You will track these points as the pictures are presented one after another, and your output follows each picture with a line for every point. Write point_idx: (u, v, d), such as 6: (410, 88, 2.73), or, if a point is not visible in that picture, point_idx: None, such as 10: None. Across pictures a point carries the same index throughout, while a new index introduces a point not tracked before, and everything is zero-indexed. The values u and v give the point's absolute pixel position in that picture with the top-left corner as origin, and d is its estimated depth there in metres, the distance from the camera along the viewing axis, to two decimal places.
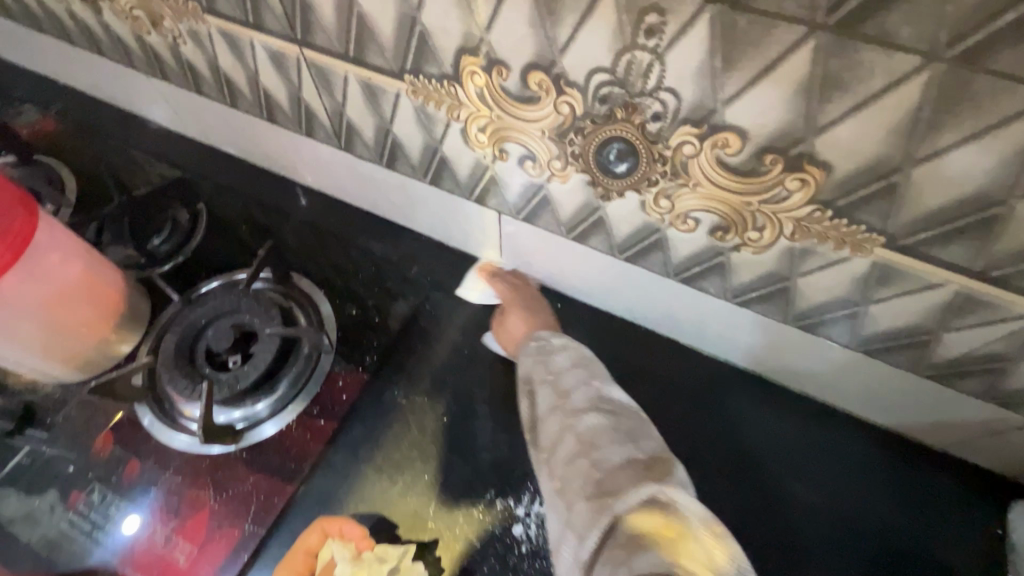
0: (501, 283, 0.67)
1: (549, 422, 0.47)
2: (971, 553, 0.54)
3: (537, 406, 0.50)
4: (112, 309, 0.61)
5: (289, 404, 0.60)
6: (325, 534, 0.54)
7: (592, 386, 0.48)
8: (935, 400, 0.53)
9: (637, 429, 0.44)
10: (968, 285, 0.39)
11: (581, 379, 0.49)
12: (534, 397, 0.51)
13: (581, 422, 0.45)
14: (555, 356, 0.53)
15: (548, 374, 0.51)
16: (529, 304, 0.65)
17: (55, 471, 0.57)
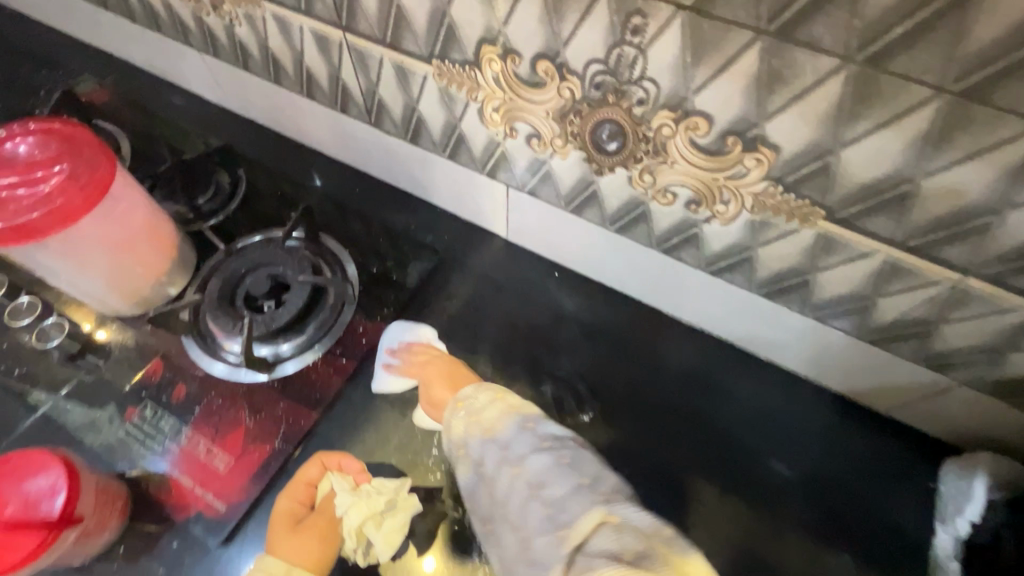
0: (409, 365, 0.68)
1: (497, 478, 0.53)
2: (905, 504, 0.62)
3: (477, 464, 0.55)
4: (168, 254, 0.70)
5: (315, 344, 0.69)
6: (325, 467, 0.63)
7: (527, 432, 0.55)
8: (879, 364, 0.60)
9: (578, 459, 0.52)
10: (893, 253, 0.47)
11: (516, 428, 0.56)
12: (476, 463, 0.55)
13: (528, 469, 0.52)
14: (483, 410, 0.58)
15: (483, 428, 0.57)
16: (446, 371, 0.67)
17: (114, 388, 0.66)
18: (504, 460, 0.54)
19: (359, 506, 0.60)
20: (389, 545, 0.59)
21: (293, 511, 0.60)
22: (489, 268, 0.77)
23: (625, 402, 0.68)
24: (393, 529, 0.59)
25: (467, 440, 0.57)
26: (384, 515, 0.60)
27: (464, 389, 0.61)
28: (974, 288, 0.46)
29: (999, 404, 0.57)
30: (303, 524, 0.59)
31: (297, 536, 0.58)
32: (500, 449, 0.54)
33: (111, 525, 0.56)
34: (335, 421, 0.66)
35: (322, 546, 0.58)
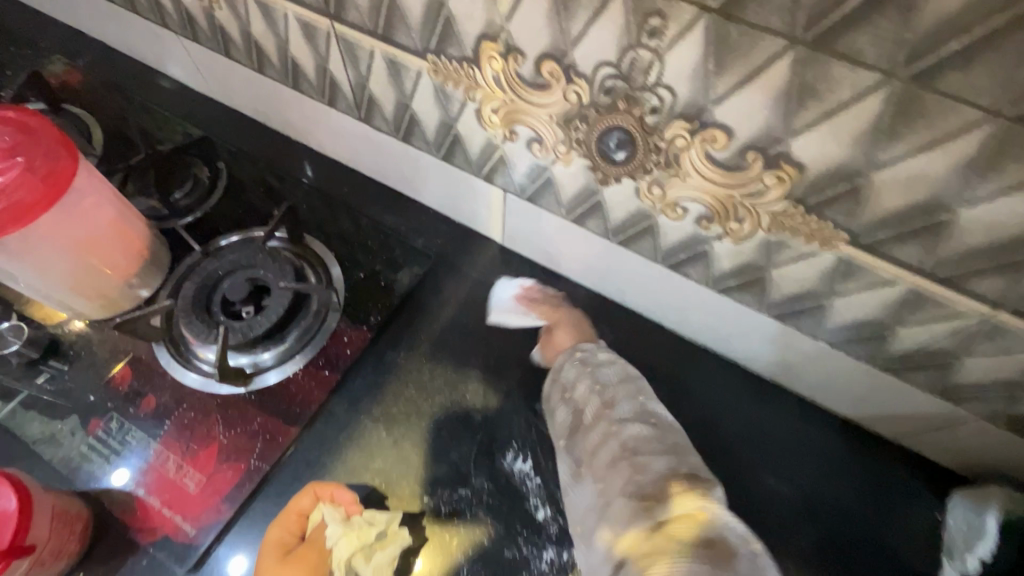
0: (534, 307, 0.69)
1: (592, 429, 0.54)
2: (914, 538, 0.60)
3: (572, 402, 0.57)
4: (137, 255, 0.65)
5: (295, 354, 0.65)
6: (316, 497, 0.56)
7: (638, 401, 0.56)
8: (891, 392, 0.57)
9: (679, 445, 0.52)
10: (920, 283, 0.43)
11: (630, 394, 0.56)
12: (576, 407, 0.56)
13: (625, 430, 0.52)
14: (601, 367, 0.59)
15: (597, 387, 0.57)
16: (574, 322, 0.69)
17: (77, 398, 0.62)
18: (603, 415, 0.54)
19: (350, 538, 0.54)
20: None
21: (282, 541, 0.54)
22: (483, 275, 0.73)
23: None
24: (384, 563, 0.54)
25: (578, 393, 0.57)
26: (375, 549, 0.55)
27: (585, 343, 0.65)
28: (1004, 322, 0.43)
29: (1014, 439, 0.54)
30: (291, 556, 0.53)
31: (283, 570, 0.52)
32: (599, 395, 0.56)
33: (70, 551, 0.52)
34: (315, 438, 0.62)
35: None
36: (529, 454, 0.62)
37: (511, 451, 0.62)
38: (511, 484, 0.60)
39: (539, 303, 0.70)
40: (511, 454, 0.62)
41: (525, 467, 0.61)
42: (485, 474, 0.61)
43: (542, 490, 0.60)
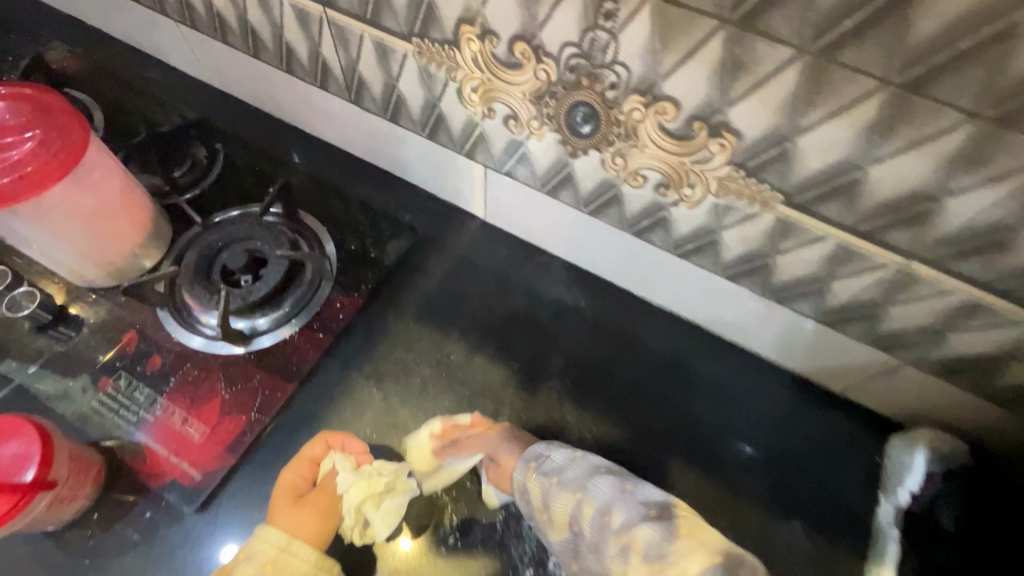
0: (461, 443, 0.63)
1: (605, 543, 0.51)
2: (855, 477, 0.66)
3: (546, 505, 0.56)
4: (142, 227, 0.69)
5: (291, 318, 0.70)
6: (328, 446, 0.63)
7: (627, 493, 0.54)
8: (832, 346, 0.64)
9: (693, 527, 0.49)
10: (844, 238, 0.50)
11: (616, 488, 0.55)
12: (576, 528, 0.54)
13: (636, 534, 0.49)
14: (568, 472, 0.58)
15: (585, 499, 0.55)
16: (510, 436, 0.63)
17: (87, 358, 0.66)
18: (604, 525, 0.52)
19: (360, 486, 0.62)
20: (387, 526, 0.61)
21: (295, 486, 0.61)
22: (467, 248, 0.79)
23: (596, 379, 0.70)
24: (391, 511, 0.61)
25: (552, 495, 0.56)
26: (383, 497, 0.62)
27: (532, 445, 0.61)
28: (916, 272, 0.49)
29: (945, 386, 0.60)
30: (305, 499, 0.60)
31: (298, 510, 0.59)
32: (591, 501, 0.54)
33: (83, 494, 0.57)
34: (310, 394, 0.67)
35: (321, 522, 0.59)
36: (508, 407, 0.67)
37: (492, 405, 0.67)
38: None
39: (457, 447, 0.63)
40: (492, 407, 0.67)
41: (505, 418, 0.67)
42: (468, 424, 0.66)
43: None
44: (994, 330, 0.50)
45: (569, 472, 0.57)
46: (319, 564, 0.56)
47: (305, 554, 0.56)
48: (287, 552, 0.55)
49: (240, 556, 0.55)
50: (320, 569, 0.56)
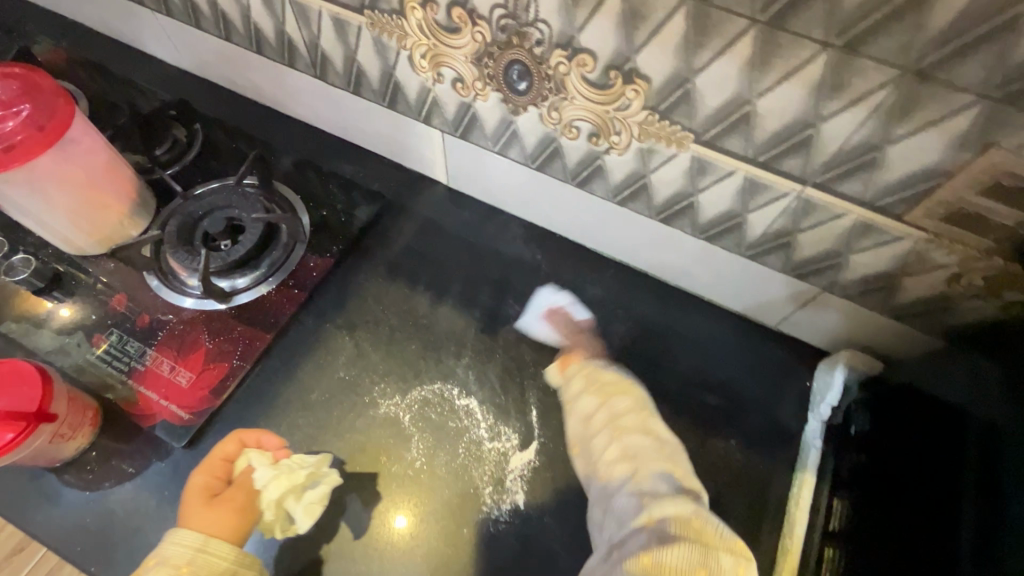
0: (558, 325, 0.75)
1: (605, 443, 0.59)
2: (787, 400, 0.73)
3: (586, 419, 0.62)
4: (128, 194, 0.75)
5: (269, 277, 0.76)
6: (242, 443, 0.62)
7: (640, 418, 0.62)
8: (759, 280, 0.70)
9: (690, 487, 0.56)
10: (750, 170, 0.56)
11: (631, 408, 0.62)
12: (587, 421, 0.62)
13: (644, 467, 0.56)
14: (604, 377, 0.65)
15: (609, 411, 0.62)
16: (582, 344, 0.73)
17: (81, 318, 0.72)
18: (612, 430, 0.60)
19: (280, 481, 0.60)
20: (310, 518, 0.60)
21: (209, 485, 0.59)
22: (431, 211, 0.85)
23: (551, 323, 0.77)
24: (313, 502, 0.61)
25: (594, 414, 0.62)
26: (305, 489, 0.61)
27: (596, 362, 0.68)
28: (813, 197, 0.55)
29: (861, 311, 0.65)
30: (219, 498, 0.58)
31: (212, 509, 0.57)
32: (613, 412, 0.62)
33: (82, 432, 0.63)
34: (288, 344, 0.73)
35: (239, 519, 0.58)
36: (470, 349, 0.74)
37: (455, 349, 0.74)
38: (456, 373, 0.72)
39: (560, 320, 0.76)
40: (454, 351, 0.73)
41: (467, 360, 0.73)
42: (434, 366, 0.72)
43: (481, 376, 0.72)
44: (886, 248, 0.56)
45: (621, 419, 0.61)
46: (240, 560, 0.56)
47: (223, 552, 0.55)
48: (203, 552, 0.54)
49: (150, 562, 0.53)
50: (240, 565, 0.56)
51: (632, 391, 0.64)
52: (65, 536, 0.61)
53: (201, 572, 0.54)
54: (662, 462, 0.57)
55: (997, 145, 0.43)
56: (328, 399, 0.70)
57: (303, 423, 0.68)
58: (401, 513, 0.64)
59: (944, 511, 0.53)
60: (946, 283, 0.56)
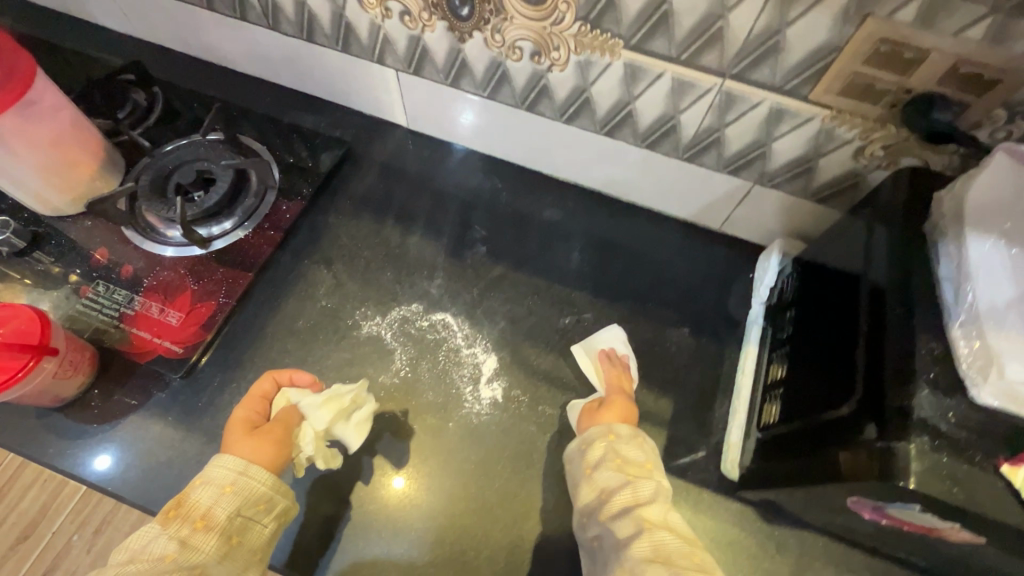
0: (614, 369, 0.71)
1: (623, 522, 0.56)
2: (732, 290, 0.81)
3: (605, 494, 0.59)
4: (96, 151, 0.78)
5: (244, 222, 0.80)
6: (277, 381, 0.66)
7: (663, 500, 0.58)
8: (697, 182, 0.77)
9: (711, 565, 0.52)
10: (675, 70, 0.62)
11: (655, 491, 0.58)
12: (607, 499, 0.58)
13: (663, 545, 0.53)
14: (628, 447, 0.62)
15: (630, 488, 0.58)
16: (624, 400, 0.68)
17: (66, 272, 0.75)
18: (631, 508, 0.57)
19: (326, 406, 0.64)
20: (359, 436, 0.65)
21: (249, 419, 0.63)
22: (394, 152, 0.90)
23: (516, 243, 0.83)
24: (361, 421, 0.66)
25: (616, 491, 0.58)
26: (350, 411, 0.66)
27: (621, 428, 0.64)
28: (732, 89, 0.62)
29: (788, 199, 0.73)
30: (259, 429, 0.61)
31: (254, 436, 0.60)
32: (634, 492, 0.58)
33: (83, 370, 0.67)
34: (270, 280, 0.78)
35: (278, 448, 0.60)
36: (442, 272, 0.79)
37: (427, 273, 0.79)
38: (430, 294, 0.78)
39: (609, 366, 0.71)
40: (427, 275, 0.79)
41: (439, 281, 0.79)
42: (409, 290, 0.78)
43: (454, 295, 0.78)
44: (799, 131, 0.63)
45: (646, 508, 0.57)
46: (277, 485, 0.58)
47: (262, 475, 0.57)
48: (245, 475, 0.56)
49: (198, 482, 0.56)
50: (276, 492, 0.57)
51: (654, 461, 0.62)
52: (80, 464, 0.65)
53: (242, 492, 0.55)
54: (696, 568, 0.50)
55: (873, 15, 0.49)
56: (314, 327, 0.75)
57: (291, 349, 0.73)
58: (392, 417, 0.70)
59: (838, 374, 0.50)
60: (853, 159, 0.64)
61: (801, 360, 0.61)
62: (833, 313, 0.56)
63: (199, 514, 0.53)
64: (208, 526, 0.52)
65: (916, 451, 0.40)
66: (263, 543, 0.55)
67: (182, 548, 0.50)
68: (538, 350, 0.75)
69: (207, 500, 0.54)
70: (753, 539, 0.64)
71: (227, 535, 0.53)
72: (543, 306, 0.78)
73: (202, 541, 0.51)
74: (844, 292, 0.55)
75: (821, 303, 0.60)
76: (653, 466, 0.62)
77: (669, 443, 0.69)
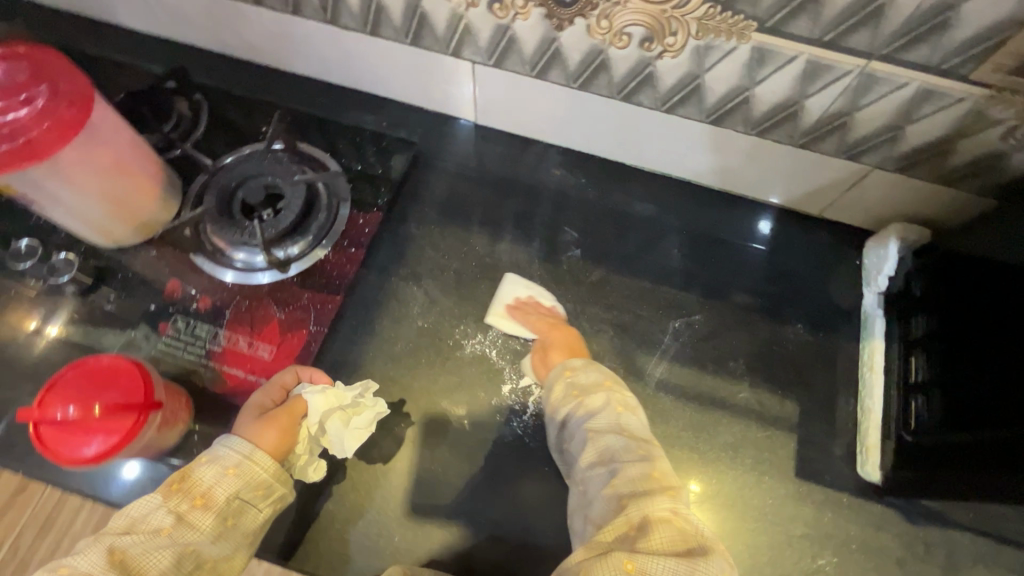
0: (532, 317, 0.70)
1: (575, 436, 0.61)
2: (841, 279, 0.77)
3: (564, 422, 0.62)
4: (157, 172, 0.71)
5: (322, 240, 0.74)
6: (298, 375, 0.64)
7: (613, 409, 0.61)
8: (808, 168, 0.72)
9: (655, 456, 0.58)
10: (813, 52, 0.56)
11: (606, 402, 0.61)
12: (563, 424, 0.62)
13: (604, 443, 0.58)
14: (582, 374, 0.64)
15: (586, 412, 0.61)
16: (556, 335, 0.69)
17: (141, 309, 0.69)
18: (583, 420, 0.61)
19: (323, 400, 0.61)
20: (355, 442, 0.62)
21: (261, 405, 0.62)
22: (466, 151, 0.83)
23: (609, 242, 0.78)
24: (359, 427, 0.62)
25: (569, 413, 0.62)
26: (351, 415, 0.62)
27: (575, 361, 0.65)
28: (877, 70, 0.56)
29: (911, 182, 0.68)
30: (265, 416, 0.61)
31: (259, 424, 0.60)
32: (588, 412, 0.61)
33: (182, 418, 0.63)
34: (358, 302, 0.73)
35: (282, 438, 0.60)
36: (539, 281, 0.75)
37: (523, 283, 0.75)
38: None
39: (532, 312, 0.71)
40: (523, 285, 0.74)
41: (537, 291, 0.74)
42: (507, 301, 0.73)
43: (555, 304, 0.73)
44: (944, 112, 0.58)
45: (597, 418, 0.60)
46: (278, 473, 0.57)
47: (265, 462, 0.57)
48: (248, 460, 0.56)
49: (203, 459, 0.56)
50: (276, 480, 0.57)
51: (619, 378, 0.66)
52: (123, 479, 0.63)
53: (245, 476, 0.55)
54: (639, 459, 0.57)
55: None
56: (413, 349, 0.70)
57: (394, 375, 0.69)
58: (509, 440, 0.67)
59: None
60: (1000, 139, 0.59)
61: (960, 361, 0.58)
62: (1014, 315, 0.52)
63: (199, 492, 0.53)
64: (205, 506, 0.53)
65: None
66: (256, 528, 0.55)
67: (178, 523, 0.51)
68: (653, 358, 0.71)
69: (209, 479, 0.54)
70: (898, 542, 0.63)
71: (222, 517, 0.53)
72: (650, 310, 0.74)
73: (199, 520, 0.52)
74: (1022, 288, 0.52)
75: (987, 304, 0.56)
76: (612, 381, 0.64)
77: (801, 447, 0.67)
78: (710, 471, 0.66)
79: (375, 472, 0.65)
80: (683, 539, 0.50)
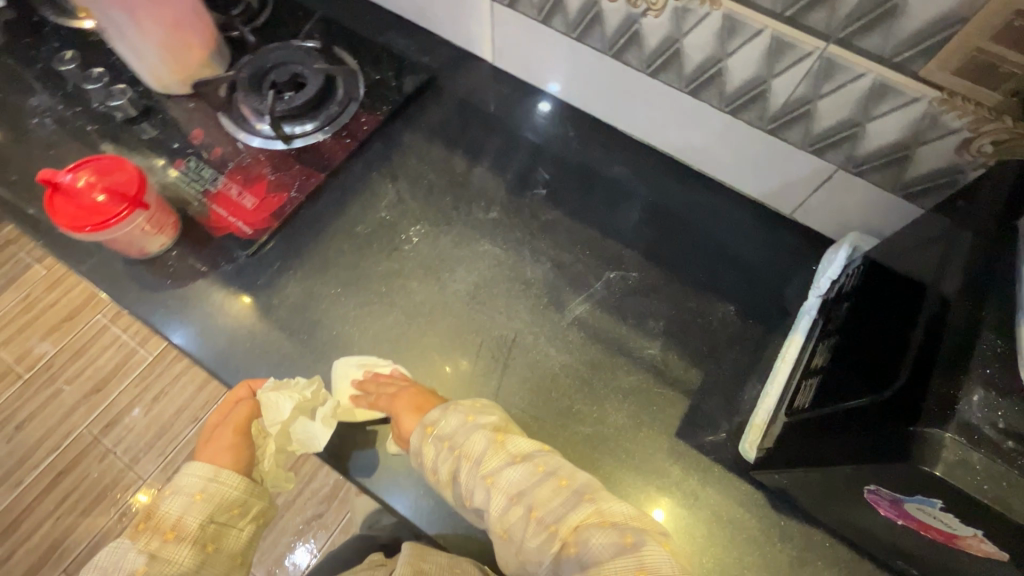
0: (372, 396, 0.67)
1: (474, 490, 0.58)
2: (788, 276, 0.78)
3: (452, 480, 0.60)
4: (208, 38, 0.83)
5: (326, 127, 0.83)
6: (252, 387, 0.71)
7: (488, 437, 0.60)
8: (778, 159, 0.73)
9: (572, 474, 0.59)
10: (777, 27, 0.59)
11: (482, 440, 0.60)
12: (451, 479, 0.60)
13: (502, 477, 0.58)
14: (441, 419, 0.62)
15: (463, 456, 0.60)
16: (416, 399, 0.66)
17: (167, 144, 0.83)
18: (472, 469, 0.59)
19: (287, 395, 0.68)
20: (328, 428, 0.66)
21: (217, 424, 0.72)
22: (473, 85, 0.91)
23: (576, 191, 0.83)
24: (327, 415, 0.67)
25: (457, 469, 0.59)
26: (313, 407, 0.68)
27: (433, 416, 0.62)
28: (835, 56, 0.58)
29: (874, 190, 0.68)
30: (216, 436, 0.71)
31: (211, 446, 0.70)
32: (471, 461, 0.59)
33: (167, 232, 0.74)
34: (339, 185, 0.83)
35: (236, 453, 0.70)
36: (498, 208, 0.81)
37: (484, 205, 0.81)
38: (483, 225, 0.80)
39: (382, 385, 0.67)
40: (483, 207, 0.81)
41: (494, 215, 0.80)
42: (465, 217, 0.80)
43: (506, 231, 0.79)
44: (900, 112, 0.59)
45: (484, 463, 0.59)
46: (245, 488, 0.67)
47: (231, 481, 0.67)
48: (215, 480, 0.66)
49: (169, 493, 0.65)
50: (247, 494, 0.67)
51: (483, 408, 0.64)
52: (133, 303, 0.74)
53: (213, 499, 0.65)
54: (547, 483, 0.58)
55: None
56: (371, 234, 0.79)
57: (348, 250, 0.78)
58: (425, 329, 0.74)
59: (892, 360, 0.47)
60: (956, 152, 0.59)
61: (838, 361, 0.58)
62: (886, 317, 0.54)
63: (169, 525, 0.62)
64: (178, 538, 0.62)
65: (950, 441, 0.38)
66: (240, 545, 0.65)
67: (151, 560, 0.59)
68: (578, 297, 0.75)
69: (178, 509, 0.63)
70: (757, 520, 0.63)
71: (202, 543, 0.62)
72: (590, 258, 0.78)
73: (175, 552, 0.61)
74: (905, 297, 0.53)
75: (874, 311, 0.57)
76: (476, 415, 0.62)
77: (690, 411, 0.68)
78: (596, 407, 0.69)
79: (306, 321, 0.74)
80: (620, 533, 0.54)
